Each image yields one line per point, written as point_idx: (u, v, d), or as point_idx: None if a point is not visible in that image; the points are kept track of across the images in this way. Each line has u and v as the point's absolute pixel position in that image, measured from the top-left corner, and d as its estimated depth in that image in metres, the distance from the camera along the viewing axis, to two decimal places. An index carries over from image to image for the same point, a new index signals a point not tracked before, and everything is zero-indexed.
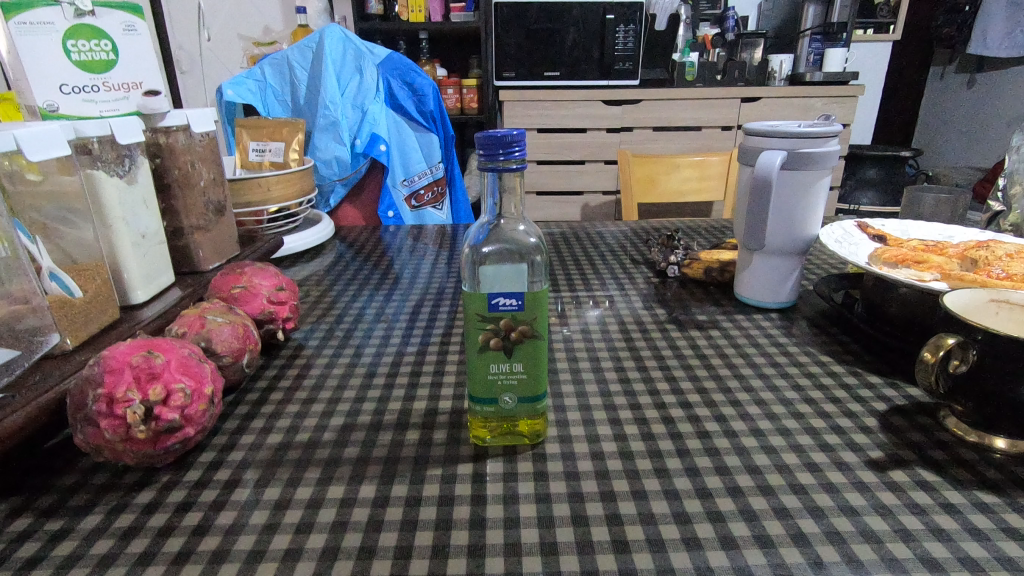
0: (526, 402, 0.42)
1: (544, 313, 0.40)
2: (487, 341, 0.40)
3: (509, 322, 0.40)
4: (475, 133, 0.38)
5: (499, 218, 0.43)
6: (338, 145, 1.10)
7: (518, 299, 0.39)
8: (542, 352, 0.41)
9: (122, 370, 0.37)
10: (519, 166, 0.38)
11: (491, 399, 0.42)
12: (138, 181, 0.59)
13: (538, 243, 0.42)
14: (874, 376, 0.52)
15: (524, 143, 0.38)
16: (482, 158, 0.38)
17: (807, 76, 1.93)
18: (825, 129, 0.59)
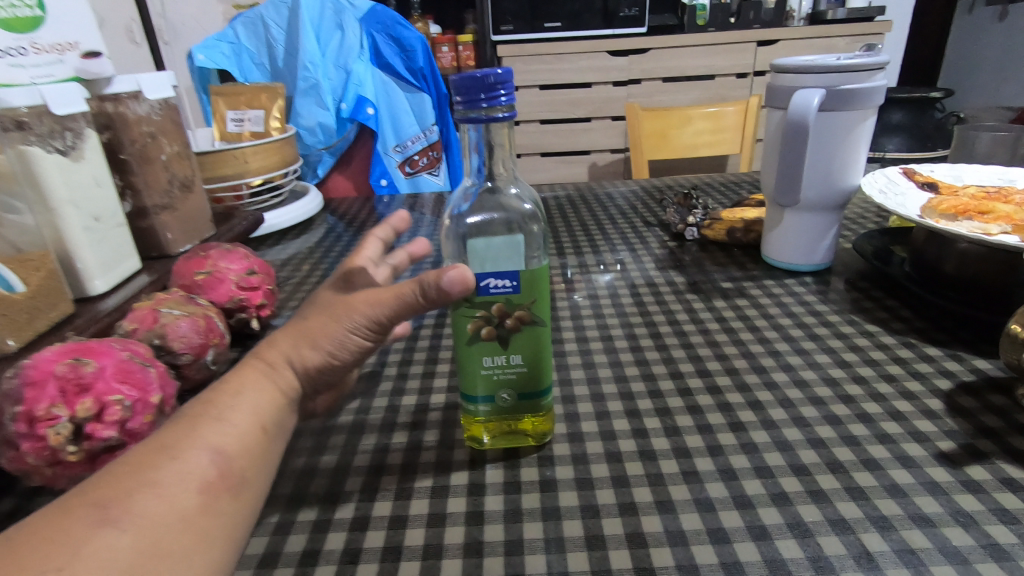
0: (528, 398, 0.36)
1: (545, 294, 0.34)
2: (478, 331, 0.34)
3: (503, 306, 0.33)
4: (451, 75, 0.31)
5: (486, 180, 0.36)
6: (321, 111, 1.01)
7: (514, 278, 0.33)
8: (546, 340, 0.35)
9: (45, 382, 0.31)
10: (508, 113, 0.31)
11: (486, 397, 0.35)
12: (85, 157, 0.52)
13: (535, 210, 0.36)
14: (931, 347, 0.45)
15: (511, 85, 0.31)
16: (461, 106, 0.31)
17: (829, 14, 1.78)
18: (869, 61, 0.50)
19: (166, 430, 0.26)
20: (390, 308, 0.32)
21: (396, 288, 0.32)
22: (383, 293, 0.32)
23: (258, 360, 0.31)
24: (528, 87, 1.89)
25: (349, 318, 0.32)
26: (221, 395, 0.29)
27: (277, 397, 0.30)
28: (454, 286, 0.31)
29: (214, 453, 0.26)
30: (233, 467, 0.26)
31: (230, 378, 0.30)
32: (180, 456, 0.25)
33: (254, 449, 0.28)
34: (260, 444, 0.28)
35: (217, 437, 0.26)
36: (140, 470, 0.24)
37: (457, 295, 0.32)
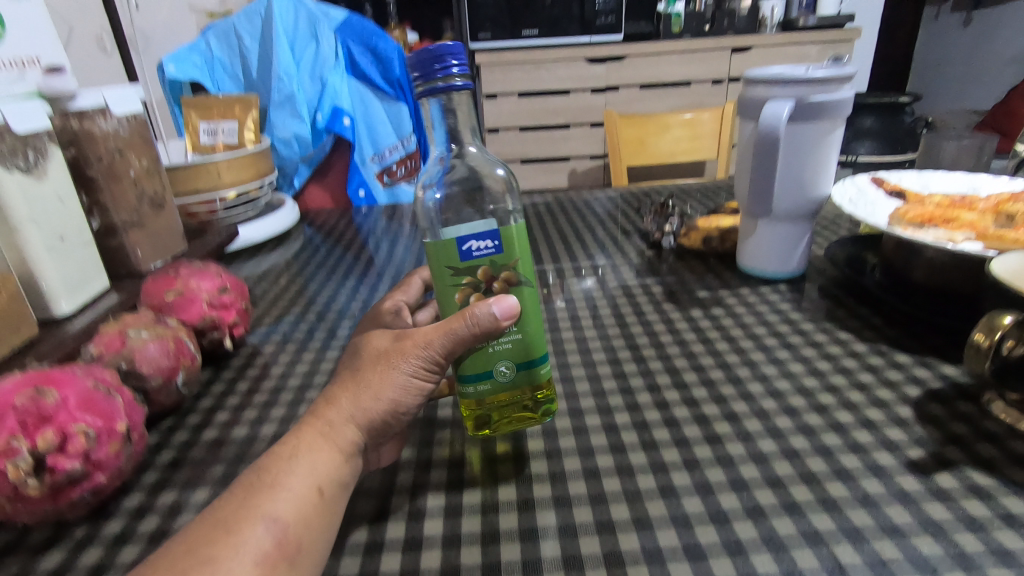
0: (522, 369, 0.37)
1: (521, 250, 0.37)
2: (467, 297, 0.37)
3: (488, 269, 0.36)
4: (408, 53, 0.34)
5: (449, 147, 0.40)
6: (297, 121, 0.99)
7: (495, 238, 0.36)
8: (535, 303, 0.37)
9: (3, 415, 0.30)
10: (463, 82, 0.34)
11: (483, 374, 0.37)
12: (48, 176, 0.50)
13: (504, 174, 0.40)
14: (901, 355, 0.46)
15: (461, 54, 0.34)
16: (421, 81, 0.34)
17: (801, 21, 1.82)
18: (835, 74, 0.51)
19: (228, 499, 0.28)
20: (444, 343, 0.35)
21: (445, 325, 0.35)
22: (434, 330, 0.35)
23: (317, 417, 0.33)
24: (506, 95, 1.89)
25: (405, 363, 0.35)
26: (278, 460, 0.30)
27: (336, 455, 0.32)
28: (504, 318, 0.35)
29: (271, 525, 0.27)
30: (291, 537, 0.28)
31: (289, 441, 0.32)
32: (236, 530, 0.27)
33: (312, 512, 0.29)
34: (319, 508, 0.30)
35: (274, 507, 0.28)
36: (203, 547, 0.26)
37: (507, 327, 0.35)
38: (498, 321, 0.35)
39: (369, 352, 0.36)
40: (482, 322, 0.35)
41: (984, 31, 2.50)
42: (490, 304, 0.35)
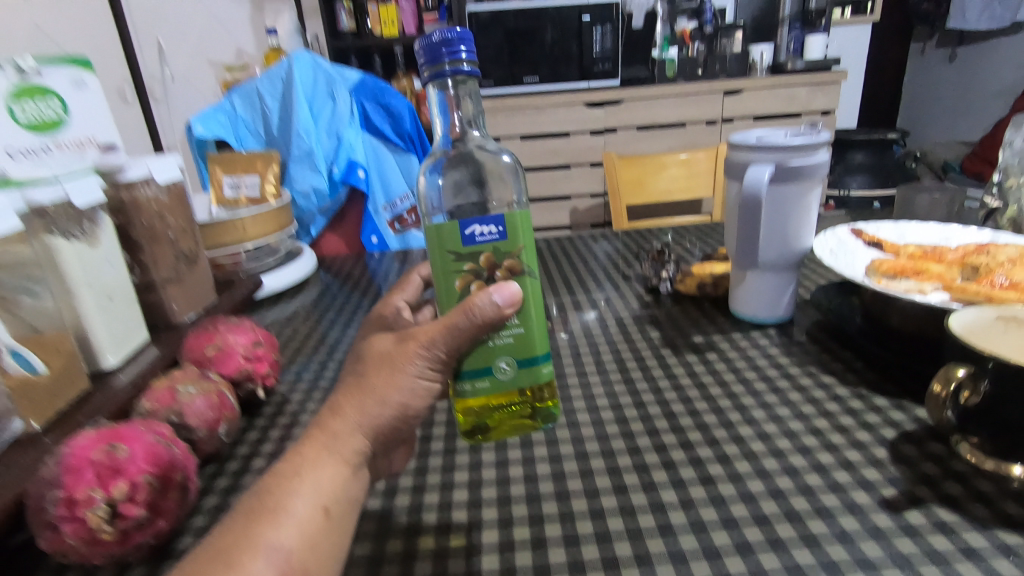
0: (524, 365, 0.41)
1: (524, 237, 0.41)
2: (468, 284, 0.41)
3: (490, 253, 0.40)
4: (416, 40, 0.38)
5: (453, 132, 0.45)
6: (314, 174, 1.06)
7: (499, 221, 0.40)
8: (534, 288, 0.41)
9: (83, 468, 0.35)
10: (470, 66, 0.39)
11: (489, 368, 0.41)
12: (100, 243, 0.56)
13: (509, 159, 0.45)
14: (880, 398, 0.50)
15: (467, 40, 0.38)
16: (431, 66, 0.38)
17: (789, 65, 1.92)
18: (811, 141, 0.56)
19: (234, 524, 0.32)
20: (448, 342, 0.39)
21: (448, 322, 0.39)
22: (436, 329, 0.39)
23: (321, 433, 0.37)
24: (509, 138, 1.96)
25: (409, 366, 0.39)
26: (281, 483, 0.34)
27: (338, 469, 0.35)
28: (506, 304, 0.39)
29: (276, 556, 0.31)
30: (294, 563, 0.31)
31: (291, 461, 0.35)
32: (241, 559, 0.30)
33: (315, 531, 0.33)
34: (322, 528, 0.33)
35: (277, 536, 0.31)
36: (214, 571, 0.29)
37: (510, 314, 0.39)
38: (501, 308, 0.39)
39: (376, 358, 0.40)
40: (487, 309, 0.38)
41: (971, 67, 2.61)
42: (489, 292, 0.39)
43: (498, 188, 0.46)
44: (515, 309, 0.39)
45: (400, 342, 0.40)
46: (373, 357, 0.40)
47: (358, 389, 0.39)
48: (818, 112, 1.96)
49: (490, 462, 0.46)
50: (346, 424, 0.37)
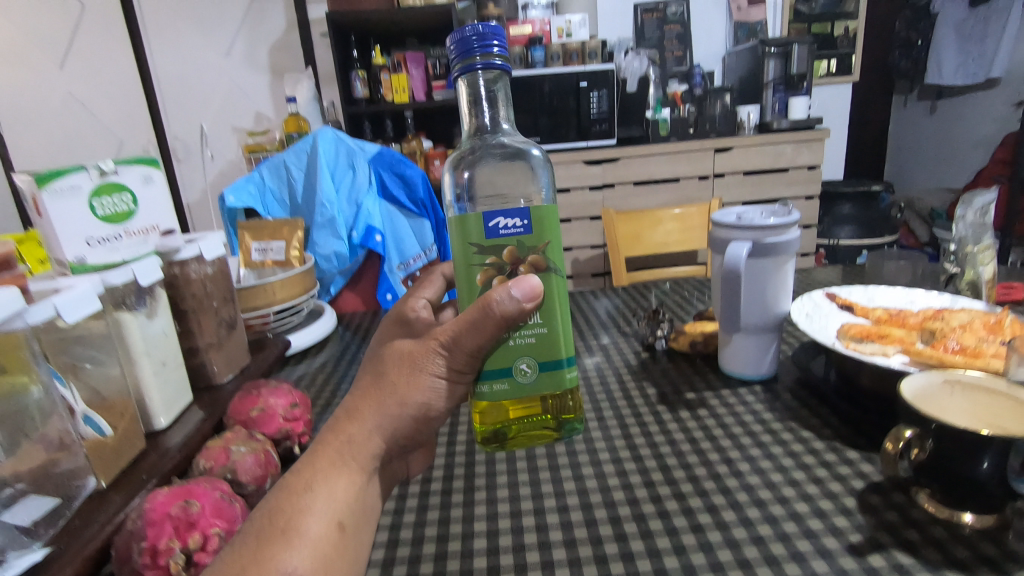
0: (546, 367, 0.47)
1: (549, 234, 0.45)
2: (489, 279, 0.45)
3: (514, 248, 0.44)
4: (454, 31, 0.45)
5: (487, 124, 0.50)
6: (336, 240, 1.18)
7: (525, 215, 0.44)
8: (556, 282, 0.46)
9: (163, 522, 0.41)
10: (500, 57, 0.45)
11: (511, 367, 0.46)
12: (157, 315, 0.63)
13: (537, 153, 0.49)
14: (852, 451, 0.56)
15: (500, 37, 0.45)
16: (468, 55, 0.45)
17: (775, 124, 2.05)
18: (784, 222, 0.64)
19: (260, 536, 0.38)
20: (468, 337, 0.44)
21: (469, 319, 0.43)
22: (458, 327, 0.44)
23: (340, 440, 0.43)
24: None
25: (427, 368, 0.45)
26: (301, 496, 0.40)
27: (351, 477, 0.42)
28: (526, 298, 0.42)
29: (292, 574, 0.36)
30: None
31: (310, 472, 0.41)
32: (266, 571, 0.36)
33: (331, 540, 0.39)
34: (335, 542, 0.39)
35: (293, 554, 0.37)
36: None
37: (530, 308, 0.43)
38: (521, 303, 0.42)
39: (392, 361, 0.46)
40: (509, 305, 0.42)
41: (950, 118, 2.75)
42: (510, 286, 0.42)
43: (523, 181, 0.50)
44: (536, 303, 0.43)
45: (413, 345, 0.46)
46: (388, 360, 0.46)
47: (372, 391, 0.45)
48: (804, 167, 2.08)
49: (505, 512, 0.52)
50: (361, 429, 0.44)
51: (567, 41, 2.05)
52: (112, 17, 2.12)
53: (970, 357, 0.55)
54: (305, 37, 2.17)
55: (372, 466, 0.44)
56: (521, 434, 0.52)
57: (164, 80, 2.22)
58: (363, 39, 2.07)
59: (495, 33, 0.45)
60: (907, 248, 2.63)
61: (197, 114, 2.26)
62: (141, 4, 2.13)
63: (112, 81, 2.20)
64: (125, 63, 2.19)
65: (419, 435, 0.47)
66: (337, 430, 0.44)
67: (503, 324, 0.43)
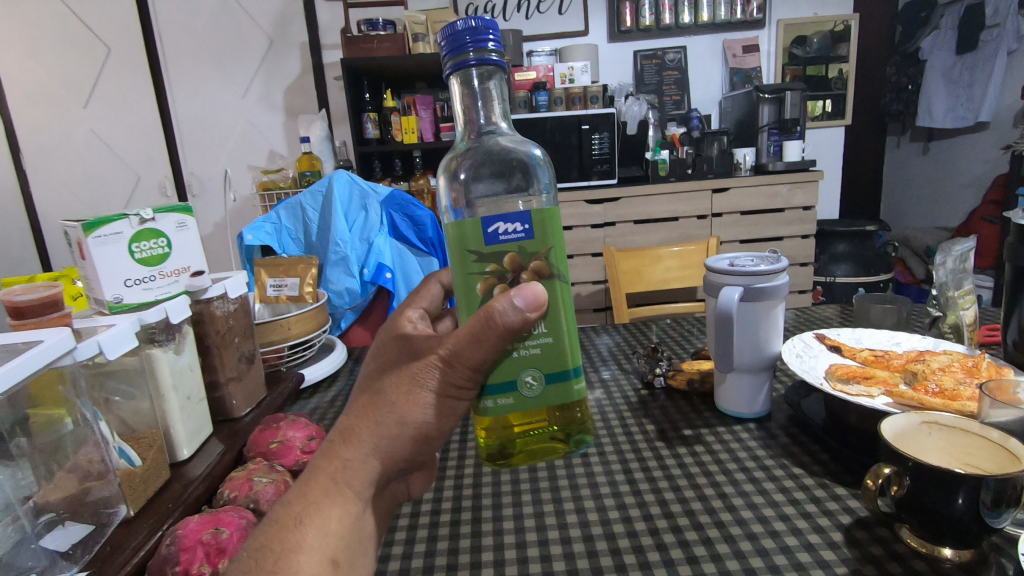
0: (552, 379, 0.47)
1: (550, 239, 0.45)
2: (491, 286, 0.45)
3: (515, 254, 0.45)
4: (448, 25, 0.44)
5: (482, 123, 0.49)
6: (348, 277, 1.25)
7: (525, 220, 0.44)
8: (559, 288, 0.46)
9: (194, 547, 0.45)
10: (494, 50, 0.44)
11: (517, 380, 0.47)
12: (184, 352, 0.67)
13: (537, 153, 0.49)
14: (840, 488, 0.59)
15: (494, 30, 0.44)
16: (461, 49, 0.44)
17: (771, 165, 2.12)
18: (772, 268, 0.68)
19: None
20: (472, 349, 0.43)
21: (474, 331, 0.43)
22: (462, 340, 0.43)
23: (336, 465, 0.42)
24: None
25: (426, 386, 0.44)
26: (293, 531, 0.39)
27: (342, 506, 0.41)
28: (530, 307, 0.42)
29: None
30: None
31: (303, 501, 0.41)
32: None
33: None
34: None
35: None
36: None
37: (534, 317, 0.43)
38: (525, 313, 0.42)
39: (389, 377, 0.45)
40: (512, 315, 0.42)
41: (941, 160, 2.84)
42: (513, 295, 0.42)
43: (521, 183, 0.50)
44: (540, 312, 0.43)
45: (411, 361, 0.45)
46: (384, 377, 0.45)
47: (369, 409, 0.44)
48: (800, 207, 2.14)
49: (510, 543, 0.54)
50: (357, 453, 0.43)
51: (569, 85, 2.15)
52: (137, 61, 2.23)
53: (949, 400, 0.59)
54: (319, 80, 2.28)
55: (367, 494, 0.44)
56: (527, 448, 0.51)
57: (183, 121, 2.31)
58: (374, 83, 2.18)
59: (489, 29, 0.44)
60: (902, 285, 2.68)
61: (212, 152, 2.34)
62: (163, 49, 2.24)
63: (133, 120, 2.29)
64: (146, 103, 2.28)
65: (418, 456, 0.46)
66: (331, 454, 0.43)
67: (506, 335, 0.42)
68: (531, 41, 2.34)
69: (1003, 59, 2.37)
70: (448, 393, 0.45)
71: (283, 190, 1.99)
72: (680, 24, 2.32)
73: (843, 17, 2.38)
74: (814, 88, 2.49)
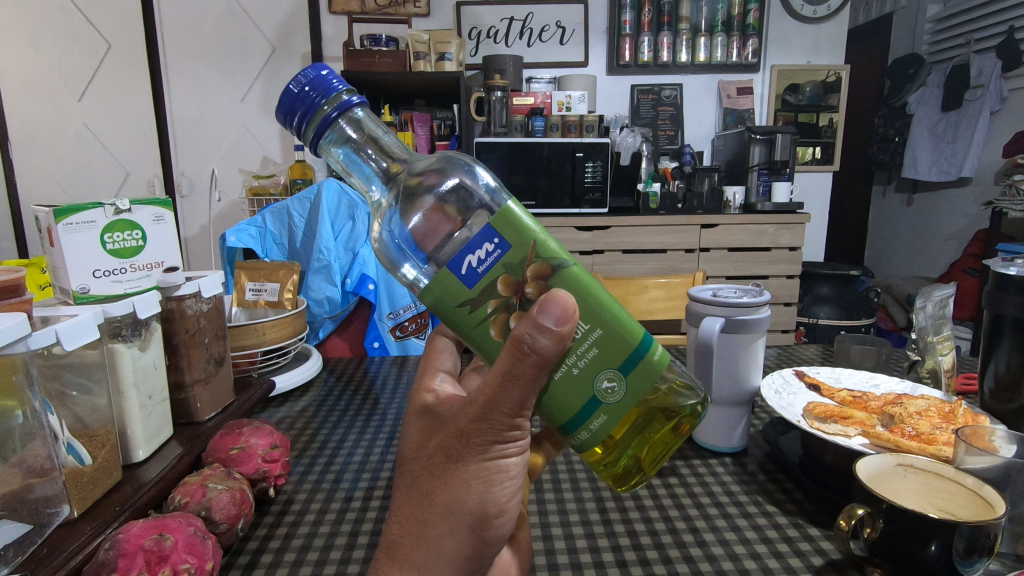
0: (628, 365, 0.41)
1: (523, 231, 0.40)
2: (505, 321, 0.41)
3: (505, 275, 0.40)
4: (281, 104, 0.43)
5: (380, 166, 0.48)
6: (329, 286, 1.27)
7: (492, 235, 0.40)
8: (571, 275, 0.41)
9: (135, 554, 0.43)
10: (339, 92, 0.43)
11: (593, 393, 0.42)
12: (149, 348, 0.65)
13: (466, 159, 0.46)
14: (813, 528, 0.58)
15: (328, 74, 0.43)
16: (307, 112, 0.42)
17: (759, 206, 2.16)
18: (754, 300, 0.68)
19: None
20: (511, 391, 0.40)
21: (501, 374, 0.40)
22: (494, 385, 0.40)
23: None
24: None
25: (463, 465, 0.42)
26: None
27: None
28: (559, 323, 0.39)
29: None
30: None
31: None
32: None
33: None
34: None
35: None
36: None
37: (566, 330, 0.39)
38: (557, 330, 0.38)
39: (422, 467, 0.43)
40: (542, 338, 0.38)
41: (923, 211, 2.91)
42: (535, 318, 0.38)
43: (459, 182, 0.46)
44: (574, 319, 0.39)
45: (440, 438, 0.43)
46: (416, 467, 0.43)
47: (411, 509, 0.42)
48: (785, 248, 2.17)
49: None
50: (407, 566, 0.41)
51: (566, 113, 2.19)
52: (136, 61, 2.23)
53: (925, 444, 0.59)
54: None
55: None
56: (654, 444, 0.48)
57: (178, 122, 2.31)
58: (373, 97, 2.19)
59: (324, 75, 0.43)
60: (884, 331, 2.71)
61: (205, 155, 2.34)
62: (165, 48, 2.24)
63: (127, 118, 2.28)
64: (143, 102, 2.27)
65: (484, 546, 0.44)
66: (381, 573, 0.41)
67: (542, 363, 0.39)
68: (531, 67, 2.37)
69: (986, 119, 2.42)
70: (495, 455, 0.42)
71: (273, 196, 1.99)
72: (677, 62, 2.38)
73: (834, 68, 2.45)
74: (805, 134, 2.55)
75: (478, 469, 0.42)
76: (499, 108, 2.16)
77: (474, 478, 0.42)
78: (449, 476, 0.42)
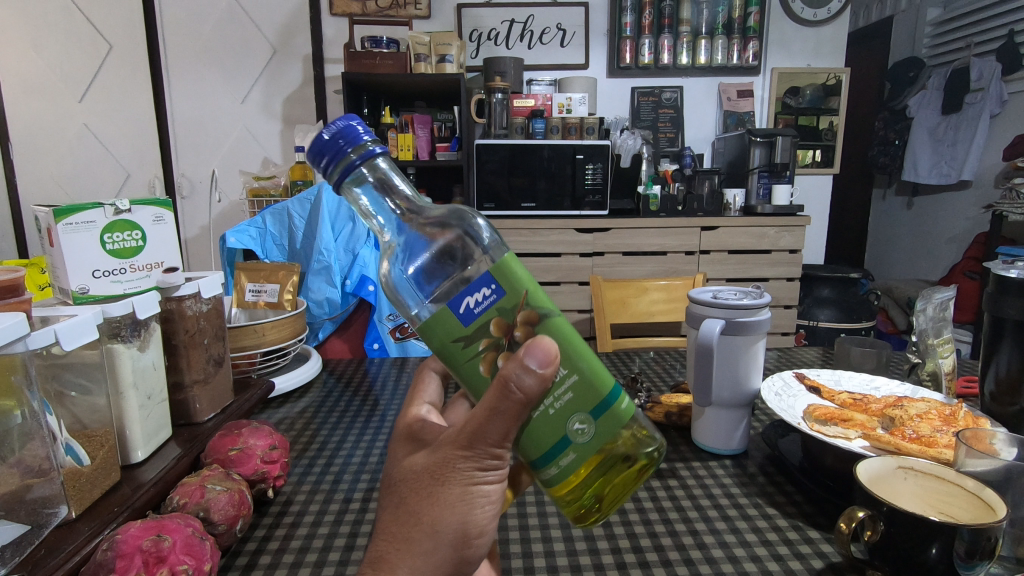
0: (600, 414, 0.41)
1: (517, 279, 0.40)
2: (492, 361, 0.41)
3: (498, 318, 0.40)
4: (309, 149, 0.42)
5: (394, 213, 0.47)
6: (329, 288, 1.27)
7: (490, 281, 0.39)
8: (557, 325, 0.41)
9: (132, 555, 0.43)
10: (367, 146, 0.41)
11: (563, 436, 0.41)
12: (148, 349, 0.65)
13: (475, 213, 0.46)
14: (814, 530, 0.58)
15: (357, 126, 0.42)
16: (335, 162, 0.41)
17: (759, 208, 2.16)
18: (755, 303, 0.68)
19: None
20: (499, 424, 0.39)
21: (489, 408, 0.39)
22: (481, 415, 0.39)
23: None
24: None
25: (449, 486, 0.42)
26: None
27: None
28: (543, 366, 0.38)
29: None
30: None
31: None
32: None
33: None
34: None
35: None
36: None
37: (551, 374, 0.39)
38: (542, 371, 0.38)
39: (410, 487, 0.42)
40: (528, 378, 0.38)
41: (923, 215, 2.92)
42: (524, 358, 0.38)
43: (461, 236, 0.45)
44: (558, 363, 0.39)
45: (428, 459, 0.43)
46: (403, 487, 0.43)
47: (396, 528, 0.41)
48: (786, 251, 2.17)
49: None
50: None
51: (566, 115, 2.18)
52: (138, 62, 2.24)
53: (926, 446, 0.58)
54: (320, 93, 2.29)
55: None
56: (615, 489, 0.47)
57: (179, 123, 2.31)
58: (373, 99, 2.20)
59: (353, 125, 0.42)
60: (884, 334, 2.71)
61: (206, 155, 2.34)
62: (166, 49, 2.25)
63: (128, 120, 2.29)
64: (143, 103, 2.28)
65: (463, 567, 0.43)
66: None
67: (527, 403, 0.39)
68: (532, 70, 2.38)
69: (986, 122, 2.42)
70: (476, 480, 0.42)
71: (273, 197, 2.00)
72: (678, 64, 2.38)
73: (834, 71, 2.45)
74: (805, 137, 2.55)
75: (464, 490, 0.42)
76: (500, 110, 2.18)
77: (460, 498, 0.42)
78: (436, 497, 0.42)
